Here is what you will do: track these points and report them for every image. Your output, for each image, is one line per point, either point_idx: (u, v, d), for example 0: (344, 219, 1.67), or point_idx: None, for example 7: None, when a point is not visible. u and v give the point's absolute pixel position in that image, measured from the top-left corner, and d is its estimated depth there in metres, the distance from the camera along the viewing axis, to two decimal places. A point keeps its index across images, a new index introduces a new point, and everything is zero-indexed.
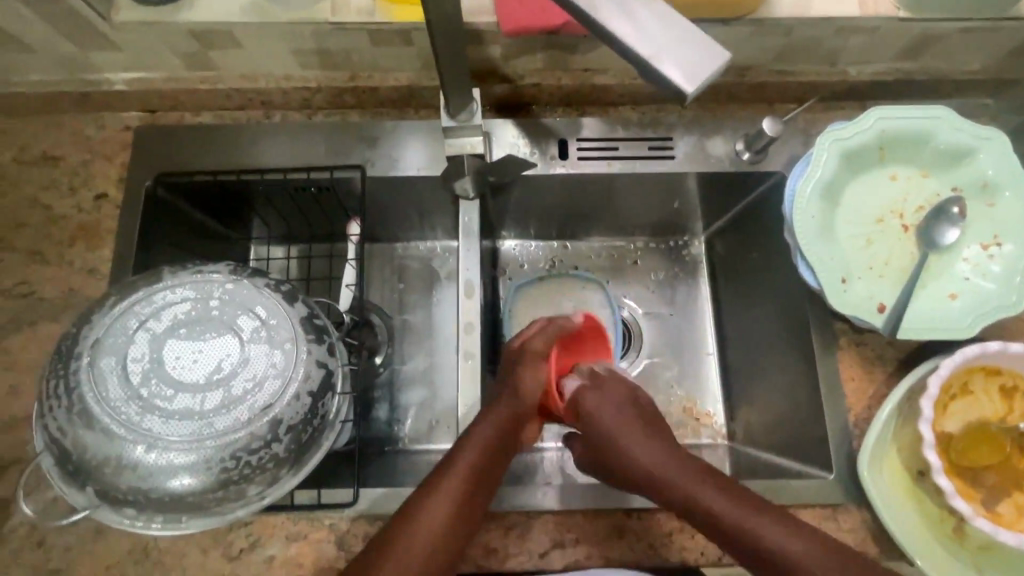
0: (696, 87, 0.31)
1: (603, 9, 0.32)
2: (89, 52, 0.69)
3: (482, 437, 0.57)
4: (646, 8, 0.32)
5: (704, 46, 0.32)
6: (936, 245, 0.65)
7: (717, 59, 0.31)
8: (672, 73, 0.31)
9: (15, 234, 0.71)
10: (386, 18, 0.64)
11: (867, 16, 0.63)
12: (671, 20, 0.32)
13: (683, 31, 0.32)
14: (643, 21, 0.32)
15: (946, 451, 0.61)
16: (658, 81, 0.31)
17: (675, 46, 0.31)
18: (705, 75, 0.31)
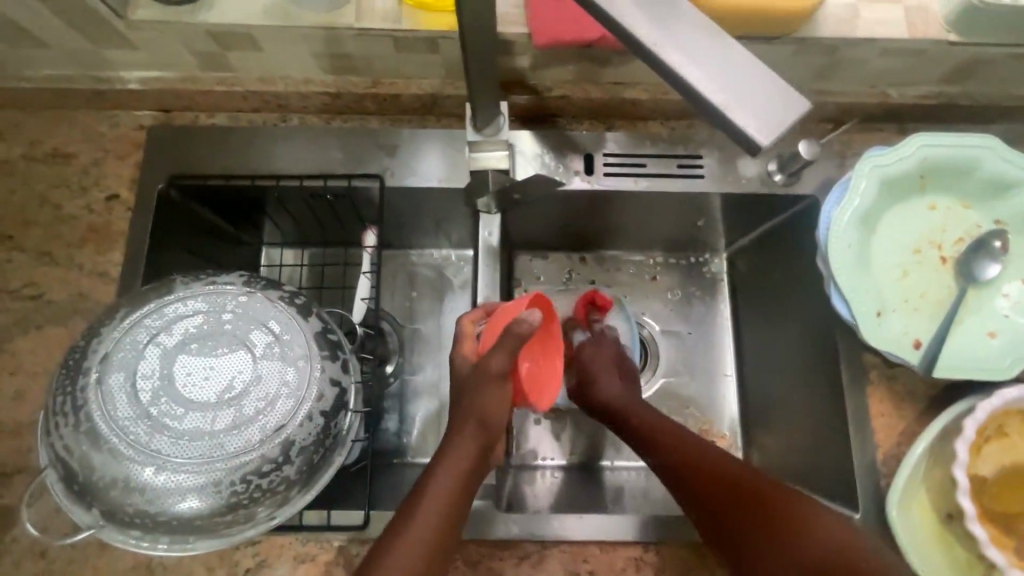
0: (773, 139, 0.30)
1: (674, 53, 0.31)
2: (104, 49, 0.67)
3: (459, 457, 0.54)
4: (718, 53, 0.31)
5: (781, 96, 0.30)
6: (976, 279, 0.62)
7: (795, 109, 0.30)
8: (747, 124, 0.30)
9: (23, 234, 0.69)
10: (413, 26, 0.62)
11: (915, 39, 0.60)
12: (744, 68, 0.31)
13: (758, 79, 0.30)
14: (714, 67, 0.31)
15: (979, 496, 0.58)
16: (730, 131, 0.30)
17: (749, 95, 0.30)
18: (781, 127, 0.30)
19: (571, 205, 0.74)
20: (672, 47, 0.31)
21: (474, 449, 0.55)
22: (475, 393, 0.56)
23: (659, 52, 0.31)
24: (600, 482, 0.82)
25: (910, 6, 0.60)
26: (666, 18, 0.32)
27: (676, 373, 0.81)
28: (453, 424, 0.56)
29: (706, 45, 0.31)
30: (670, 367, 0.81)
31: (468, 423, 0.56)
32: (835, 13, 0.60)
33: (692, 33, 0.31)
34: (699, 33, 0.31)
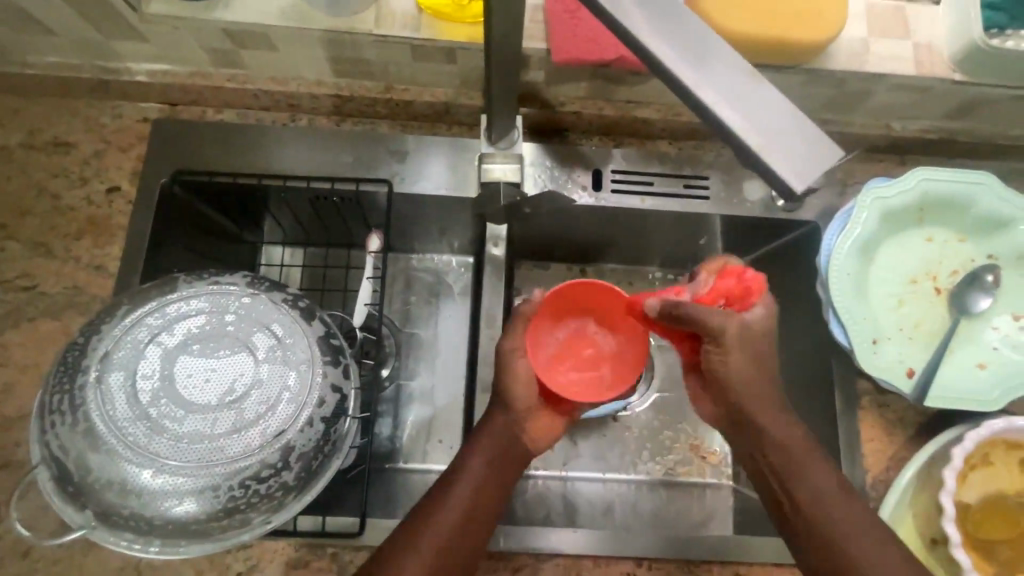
0: (808, 183, 0.30)
1: (711, 92, 0.31)
2: (113, 40, 0.66)
3: (488, 444, 0.58)
4: (756, 94, 0.31)
5: (817, 141, 0.30)
6: (969, 311, 0.64)
7: (831, 155, 0.30)
8: (782, 167, 0.30)
9: (19, 223, 0.67)
10: (431, 35, 0.63)
11: (921, 76, 0.62)
12: (781, 110, 0.31)
13: (794, 120, 0.31)
14: (752, 108, 0.31)
15: (964, 522, 0.60)
16: (765, 174, 0.31)
17: (785, 138, 0.30)
18: (816, 172, 0.30)
19: (577, 219, 0.74)
20: (710, 85, 0.31)
21: (503, 440, 0.58)
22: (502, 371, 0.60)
23: (697, 91, 0.31)
24: (592, 494, 0.82)
25: (918, 44, 0.62)
26: (707, 58, 0.32)
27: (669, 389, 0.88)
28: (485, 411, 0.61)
29: (745, 84, 0.31)
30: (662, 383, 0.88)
31: (498, 413, 0.60)
32: (846, 47, 0.61)
33: (729, 72, 0.31)
34: (737, 73, 0.31)
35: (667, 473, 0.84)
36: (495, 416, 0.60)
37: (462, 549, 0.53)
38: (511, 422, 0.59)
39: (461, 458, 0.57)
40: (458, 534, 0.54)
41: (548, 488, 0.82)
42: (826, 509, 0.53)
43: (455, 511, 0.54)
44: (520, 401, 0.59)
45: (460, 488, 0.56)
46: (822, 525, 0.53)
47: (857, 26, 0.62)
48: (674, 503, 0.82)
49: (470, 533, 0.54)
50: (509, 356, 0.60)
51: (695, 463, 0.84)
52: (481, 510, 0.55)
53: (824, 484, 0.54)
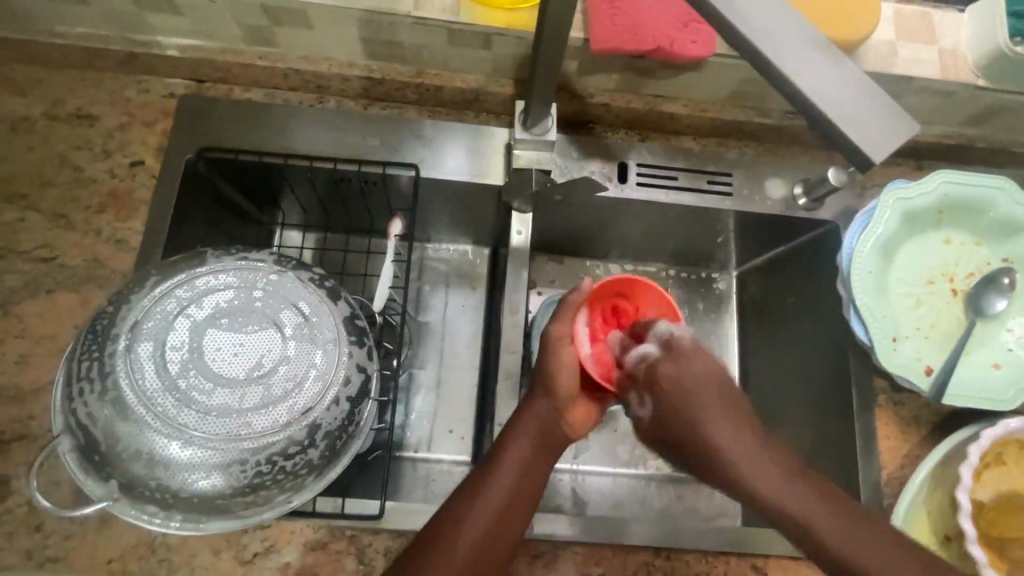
0: (886, 153, 0.32)
1: (794, 67, 0.31)
2: (146, 13, 0.65)
3: (529, 424, 0.57)
4: (831, 65, 0.32)
5: (893, 112, 0.32)
6: (984, 312, 0.65)
7: (905, 125, 0.32)
8: (864, 138, 0.31)
9: (39, 194, 0.66)
10: (470, 19, 0.63)
11: (946, 80, 0.63)
12: (858, 81, 0.32)
13: (869, 92, 0.32)
14: (833, 81, 0.31)
15: (977, 519, 0.61)
16: (846, 146, 0.32)
17: (865, 110, 0.31)
18: (889, 142, 0.31)
19: (600, 211, 0.75)
20: (792, 59, 0.31)
21: (545, 420, 0.57)
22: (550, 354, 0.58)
23: (778, 61, 0.31)
24: (603, 488, 0.82)
25: (944, 49, 0.63)
26: (786, 30, 0.32)
27: None
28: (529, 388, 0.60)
29: (822, 56, 0.32)
30: None
31: (538, 396, 0.58)
32: (876, 48, 0.63)
33: (808, 44, 0.32)
34: (815, 45, 0.32)
35: (676, 469, 0.84)
36: (536, 402, 0.58)
37: (501, 543, 0.52)
38: (555, 408, 0.58)
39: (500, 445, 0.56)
40: (501, 515, 0.52)
41: (560, 481, 0.81)
42: (819, 527, 0.47)
43: (494, 502, 0.53)
44: (563, 383, 0.57)
45: (505, 469, 0.55)
46: (821, 544, 0.46)
47: (886, 29, 0.63)
48: (683, 499, 0.82)
49: (508, 524, 0.52)
50: (553, 343, 0.59)
51: None
52: (519, 503, 0.54)
53: (802, 502, 0.47)
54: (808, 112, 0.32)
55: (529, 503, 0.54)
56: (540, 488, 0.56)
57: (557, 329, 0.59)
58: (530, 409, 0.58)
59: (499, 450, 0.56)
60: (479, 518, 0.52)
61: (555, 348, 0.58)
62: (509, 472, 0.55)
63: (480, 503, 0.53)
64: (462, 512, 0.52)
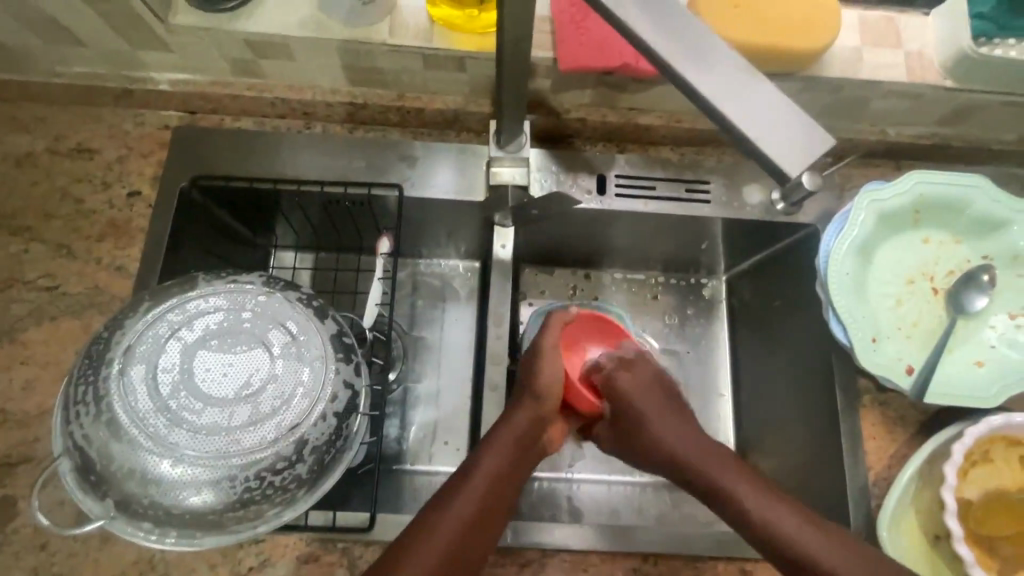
0: (801, 169, 0.32)
1: (712, 88, 0.33)
2: (140, 51, 0.69)
3: (504, 437, 0.59)
4: (750, 87, 0.33)
5: (808, 130, 0.33)
6: (965, 310, 0.65)
7: (820, 143, 0.33)
8: (779, 154, 0.32)
9: (42, 226, 0.70)
10: (443, 44, 0.66)
11: (914, 82, 0.64)
12: (774, 102, 0.33)
13: (787, 112, 0.33)
14: (750, 103, 0.33)
15: (965, 517, 0.60)
16: (762, 161, 0.33)
17: (781, 128, 0.33)
18: (806, 157, 0.32)
19: (583, 223, 0.76)
20: (711, 83, 0.34)
21: (522, 432, 0.59)
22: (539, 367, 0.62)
23: (698, 82, 0.34)
24: (596, 496, 0.82)
25: (909, 52, 0.65)
26: (705, 55, 0.34)
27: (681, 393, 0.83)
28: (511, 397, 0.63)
29: (740, 78, 0.34)
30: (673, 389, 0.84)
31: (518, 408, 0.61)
32: (841, 55, 0.64)
33: (728, 69, 0.34)
34: (734, 69, 0.34)
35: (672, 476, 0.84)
36: (518, 411, 0.61)
37: (469, 553, 0.53)
38: (535, 417, 0.60)
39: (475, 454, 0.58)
40: (471, 527, 0.53)
41: (553, 489, 0.82)
42: (780, 525, 0.53)
43: (465, 509, 0.54)
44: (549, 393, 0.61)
45: (477, 481, 0.56)
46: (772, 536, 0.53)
47: (850, 35, 0.65)
48: (679, 506, 0.82)
49: (479, 531, 0.54)
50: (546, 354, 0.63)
51: None
52: (492, 509, 0.55)
53: (769, 502, 0.54)
54: (726, 129, 0.33)
55: (501, 511, 0.56)
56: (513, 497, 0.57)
57: (548, 338, 0.64)
58: (508, 419, 0.60)
59: (473, 459, 0.58)
60: (451, 522, 0.53)
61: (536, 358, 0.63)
62: (483, 479, 0.56)
63: (451, 509, 0.54)
64: (437, 514, 0.54)
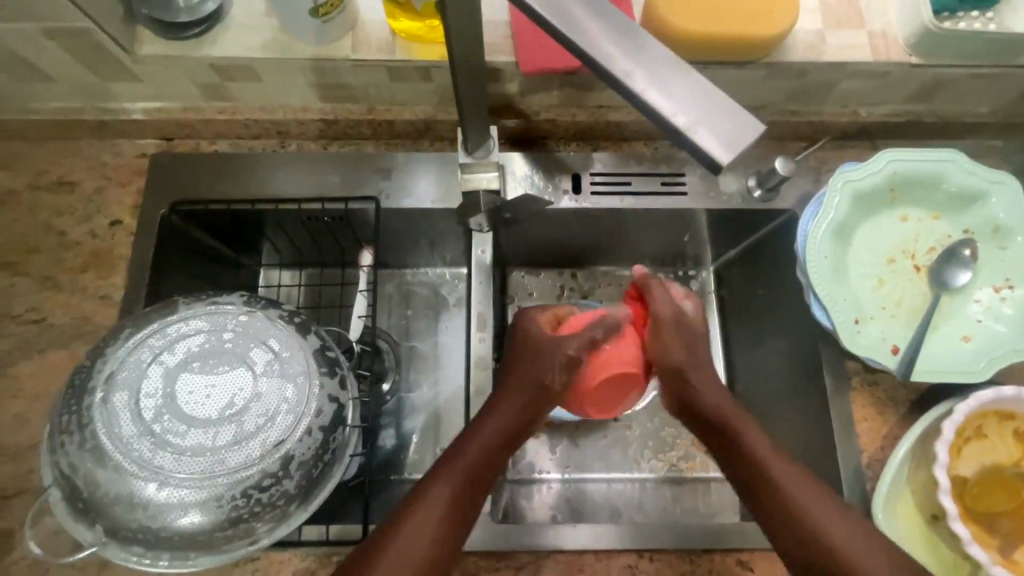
0: (733, 158, 0.32)
1: (640, 83, 0.34)
2: (110, 82, 0.70)
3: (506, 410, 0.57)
4: (681, 80, 0.34)
5: (741, 120, 0.33)
6: (948, 286, 0.65)
7: (752, 131, 0.33)
8: (710, 144, 0.32)
9: (27, 260, 0.71)
10: (406, 56, 0.66)
11: (878, 61, 0.64)
12: (706, 95, 0.33)
13: (718, 101, 0.33)
14: (681, 96, 0.33)
15: (961, 495, 0.60)
16: (694, 151, 0.33)
17: (712, 120, 0.33)
18: (738, 144, 0.32)
19: (563, 223, 0.77)
20: (641, 78, 0.34)
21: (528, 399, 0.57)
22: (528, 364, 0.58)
23: (628, 79, 0.34)
24: (595, 496, 0.82)
25: (872, 31, 0.65)
26: (636, 52, 0.35)
27: None
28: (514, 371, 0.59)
29: (669, 72, 0.34)
30: None
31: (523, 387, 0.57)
32: (803, 39, 0.64)
33: (660, 65, 0.34)
34: (665, 65, 0.34)
35: (671, 470, 0.83)
36: (511, 393, 0.57)
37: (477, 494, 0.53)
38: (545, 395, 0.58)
39: (466, 433, 0.56)
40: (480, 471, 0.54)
41: (548, 490, 0.81)
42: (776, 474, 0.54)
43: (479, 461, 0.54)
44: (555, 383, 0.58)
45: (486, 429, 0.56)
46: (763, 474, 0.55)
47: (811, 19, 0.65)
48: (678, 501, 0.81)
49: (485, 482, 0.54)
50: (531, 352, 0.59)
51: (697, 459, 0.83)
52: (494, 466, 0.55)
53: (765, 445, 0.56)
54: (658, 122, 0.33)
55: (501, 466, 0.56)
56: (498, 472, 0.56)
57: (539, 335, 0.60)
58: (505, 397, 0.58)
59: (461, 441, 0.55)
60: (433, 514, 0.51)
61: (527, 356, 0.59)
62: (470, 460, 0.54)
63: (466, 458, 0.54)
64: (405, 523, 0.50)
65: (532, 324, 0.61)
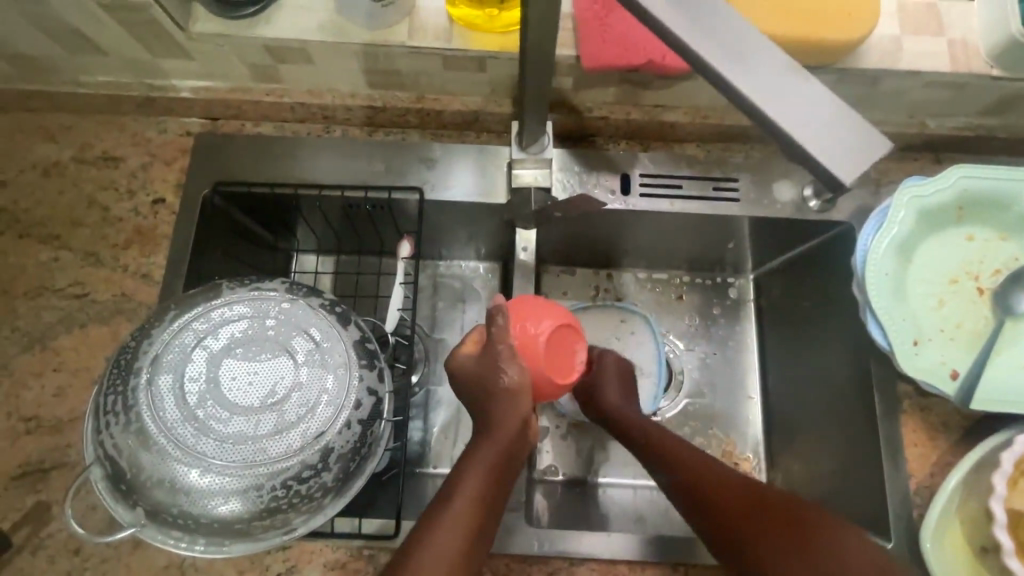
0: (854, 176, 0.31)
1: (758, 89, 0.32)
2: (160, 59, 0.69)
3: (488, 450, 0.50)
4: (798, 88, 0.32)
5: (864, 135, 0.32)
6: (1013, 311, 0.62)
7: (874, 147, 0.32)
8: (831, 161, 0.31)
9: (70, 234, 0.70)
10: (463, 45, 0.65)
11: (957, 72, 0.61)
12: (825, 105, 0.32)
13: (839, 114, 0.32)
14: (799, 106, 0.32)
15: (1015, 531, 0.55)
16: (814, 167, 0.32)
17: (832, 134, 0.31)
18: (860, 161, 0.31)
19: (607, 224, 0.75)
20: (758, 84, 0.32)
21: (510, 441, 0.51)
22: (492, 401, 0.53)
23: (745, 85, 0.32)
24: (623, 503, 0.81)
25: (952, 40, 0.62)
26: (750, 56, 0.33)
27: (701, 394, 0.80)
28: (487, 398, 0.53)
29: (787, 78, 0.32)
30: (695, 388, 0.80)
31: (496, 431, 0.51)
32: (879, 45, 0.62)
33: (776, 72, 0.32)
34: (781, 70, 0.32)
35: None
36: (496, 429, 0.51)
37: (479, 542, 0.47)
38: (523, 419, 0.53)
39: (458, 475, 0.49)
40: (478, 511, 0.47)
41: (575, 494, 0.80)
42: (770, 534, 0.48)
43: (472, 503, 0.47)
44: (524, 380, 0.53)
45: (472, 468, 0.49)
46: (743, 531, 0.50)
47: (888, 23, 0.62)
48: None
49: (485, 528, 0.48)
50: (491, 358, 0.54)
51: None
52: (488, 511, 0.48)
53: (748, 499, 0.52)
54: (775, 135, 0.32)
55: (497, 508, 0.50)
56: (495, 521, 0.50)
57: (512, 373, 0.53)
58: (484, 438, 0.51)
59: (453, 484, 0.49)
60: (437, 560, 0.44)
61: (506, 398, 0.52)
62: (469, 505, 0.47)
63: (461, 500, 0.47)
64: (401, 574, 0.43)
65: (500, 365, 0.53)
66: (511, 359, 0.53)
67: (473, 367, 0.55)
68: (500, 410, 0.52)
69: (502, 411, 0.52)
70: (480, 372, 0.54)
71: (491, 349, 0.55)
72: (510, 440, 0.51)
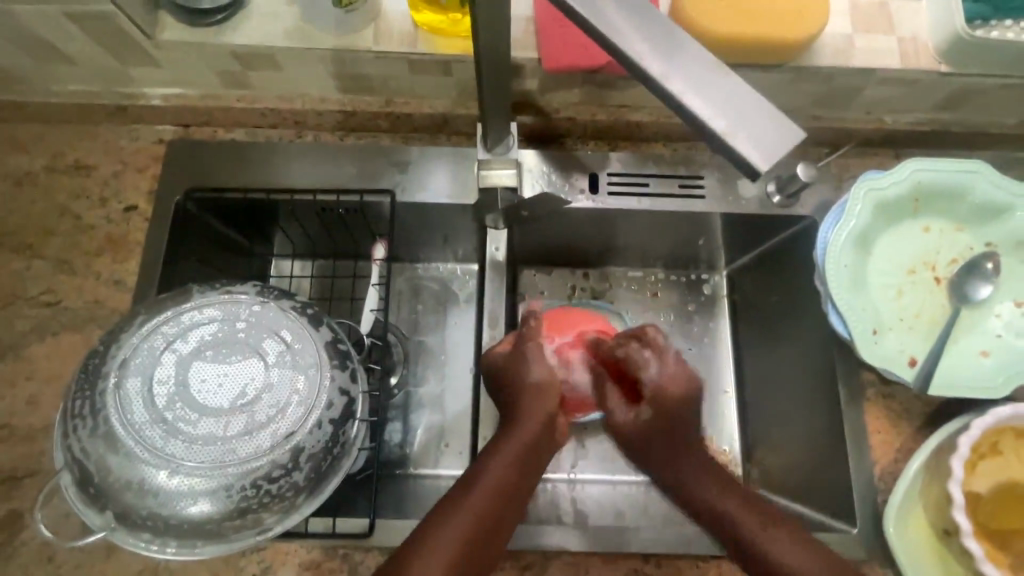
0: (771, 164, 0.33)
1: (680, 83, 0.34)
2: (130, 67, 0.70)
3: (512, 442, 0.55)
4: (719, 83, 0.34)
5: (782, 125, 0.33)
6: (969, 299, 0.64)
7: (791, 136, 0.33)
8: (748, 150, 0.33)
9: (42, 243, 0.71)
10: (429, 49, 0.66)
11: (907, 68, 0.63)
12: (745, 98, 0.34)
13: (758, 105, 0.33)
14: (719, 98, 0.34)
15: (973, 511, 0.58)
16: (733, 156, 0.33)
17: (749, 125, 0.33)
18: (778, 149, 0.33)
19: (578, 222, 0.76)
20: (680, 79, 0.34)
21: (534, 436, 0.55)
22: (523, 396, 0.58)
23: (668, 81, 0.34)
24: (601, 498, 0.81)
25: (902, 38, 0.64)
26: (675, 52, 0.35)
27: None
28: (518, 397, 0.59)
29: (710, 73, 0.34)
30: None
31: (523, 421, 0.56)
32: (832, 43, 0.64)
33: (698, 67, 0.34)
34: (704, 67, 0.34)
35: None
36: (523, 423, 0.56)
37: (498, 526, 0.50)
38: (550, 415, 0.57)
39: (479, 466, 0.53)
40: (498, 497, 0.51)
41: (555, 490, 0.81)
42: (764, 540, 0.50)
43: (493, 489, 0.51)
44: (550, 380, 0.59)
45: (497, 459, 0.53)
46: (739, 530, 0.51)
47: (840, 23, 0.64)
48: None
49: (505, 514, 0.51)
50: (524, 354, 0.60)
51: None
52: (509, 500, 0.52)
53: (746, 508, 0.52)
54: (696, 126, 0.34)
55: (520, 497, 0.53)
56: (517, 511, 0.53)
57: (538, 370, 0.59)
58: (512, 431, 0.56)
59: (476, 472, 0.53)
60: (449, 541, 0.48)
61: (533, 393, 0.58)
62: (486, 494, 0.51)
63: (484, 488, 0.51)
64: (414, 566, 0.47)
65: (529, 362, 0.60)
66: (536, 368, 0.59)
67: (508, 361, 0.61)
68: (528, 404, 0.58)
69: (529, 407, 0.57)
70: (514, 367, 0.60)
71: (523, 345, 0.61)
72: (535, 434, 0.56)
